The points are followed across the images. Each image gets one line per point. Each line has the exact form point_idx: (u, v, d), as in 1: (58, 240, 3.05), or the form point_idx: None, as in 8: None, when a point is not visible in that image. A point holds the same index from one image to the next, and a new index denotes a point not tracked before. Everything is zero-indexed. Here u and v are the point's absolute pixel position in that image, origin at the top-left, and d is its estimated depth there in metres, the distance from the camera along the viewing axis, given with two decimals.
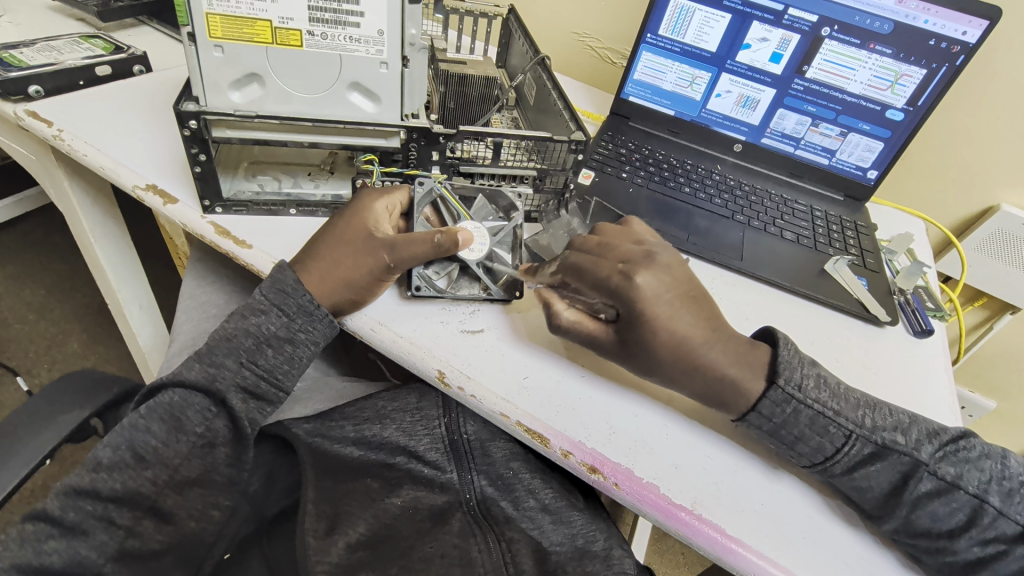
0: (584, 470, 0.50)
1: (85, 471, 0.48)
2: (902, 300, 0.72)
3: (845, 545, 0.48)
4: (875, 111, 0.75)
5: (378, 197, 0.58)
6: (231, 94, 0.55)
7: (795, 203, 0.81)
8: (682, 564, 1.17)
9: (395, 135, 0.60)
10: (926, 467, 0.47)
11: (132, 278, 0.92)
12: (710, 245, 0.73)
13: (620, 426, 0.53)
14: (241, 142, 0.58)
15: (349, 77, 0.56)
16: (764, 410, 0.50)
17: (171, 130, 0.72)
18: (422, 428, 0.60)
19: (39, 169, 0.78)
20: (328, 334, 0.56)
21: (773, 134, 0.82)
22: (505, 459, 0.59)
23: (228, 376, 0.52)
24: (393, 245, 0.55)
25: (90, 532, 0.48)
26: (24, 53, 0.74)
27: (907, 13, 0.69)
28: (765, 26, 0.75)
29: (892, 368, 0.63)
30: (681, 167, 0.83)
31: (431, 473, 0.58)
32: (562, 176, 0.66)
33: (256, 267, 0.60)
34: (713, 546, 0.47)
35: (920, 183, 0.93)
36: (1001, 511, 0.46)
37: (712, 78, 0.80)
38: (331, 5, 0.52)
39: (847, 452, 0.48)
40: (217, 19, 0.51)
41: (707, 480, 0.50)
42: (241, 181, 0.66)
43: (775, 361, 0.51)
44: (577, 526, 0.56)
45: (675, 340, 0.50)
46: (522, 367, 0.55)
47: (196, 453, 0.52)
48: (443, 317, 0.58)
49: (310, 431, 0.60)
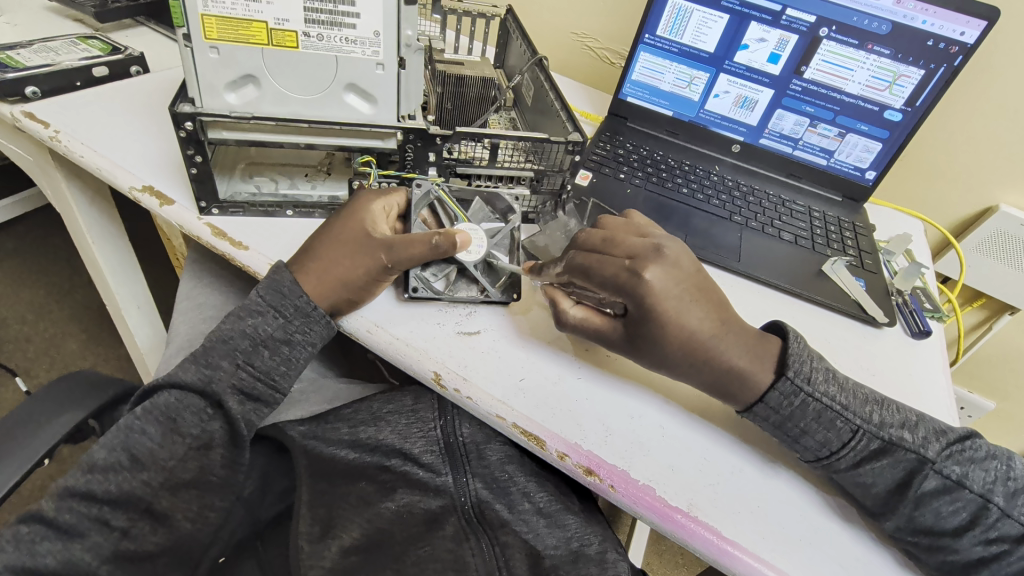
0: (579, 471, 0.49)
1: (80, 473, 0.48)
2: (900, 301, 0.71)
3: (842, 545, 0.48)
4: (874, 111, 0.75)
5: (375, 197, 0.59)
6: (227, 95, 0.55)
7: (794, 204, 0.81)
8: (682, 564, 1.17)
9: (392, 137, 0.60)
10: (932, 465, 0.46)
11: (131, 279, 0.92)
12: (709, 246, 0.73)
13: (617, 427, 0.52)
14: (237, 142, 0.57)
15: (345, 78, 0.56)
16: (771, 401, 0.50)
17: (169, 131, 0.72)
18: (417, 430, 0.60)
19: (36, 169, 0.78)
20: (326, 335, 0.56)
21: (772, 134, 0.82)
22: (500, 462, 0.59)
23: (224, 377, 0.52)
24: (390, 246, 0.55)
25: (85, 533, 0.48)
26: (22, 54, 0.74)
27: (906, 14, 0.69)
28: (763, 27, 0.74)
29: (889, 368, 0.63)
30: (680, 167, 0.83)
31: (427, 476, 0.57)
32: (559, 178, 0.66)
33: (251, 268, 0.60)
34: (708, 547, 0.46)
35: (919, 183, 0.93)
36: (1005, 511, 0.46)
37: (711, 78, 0.80)
38: (327, 7, 0.52)
39: (853, 448, 0.48)
40: (212, 19, 0.51)
41: (704, 481, 0.50)
42: (239, 182, 0.66)
43: (785, 353, 0.51)
44: (572, 529, 0.56)
45: (674, 341, 0.50)
46: (519, 369, 0.55)
47: (192, 455, 0.52)
48: (440, 318, 0.58)
49: (306, 433, 0.61)
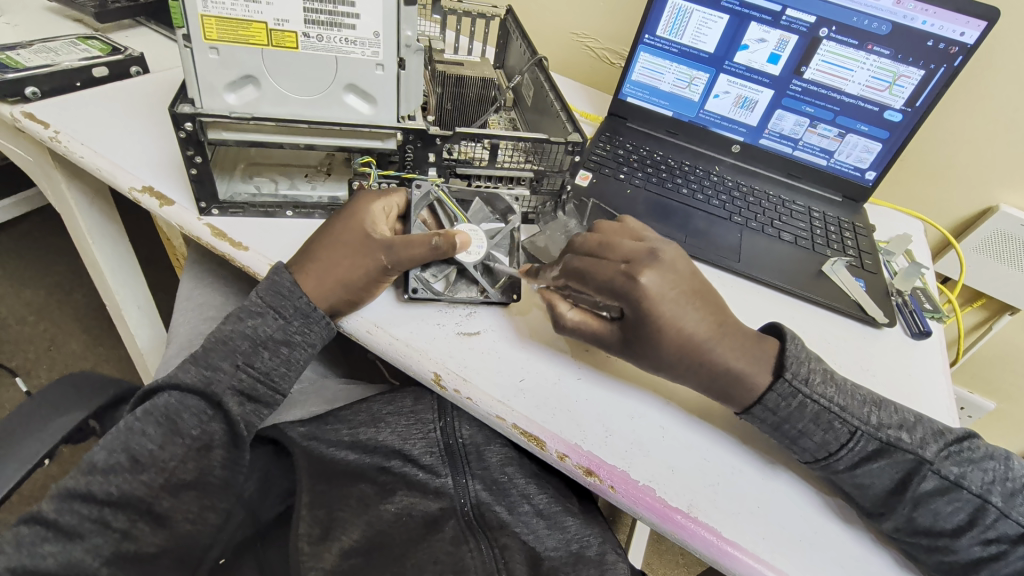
0: (579, 472, 0.49)
1: (80, 474, 0.49)
2: (900, 301, 0.71)
3: (842, 546, 0.48)
4: (874, 111, 0.75)
5: (375, 198, 0.59)
6: (227, 95, 0.55)
7: (793, 204, 0.81)
8: (683, 564, 1.17)
9: (391, 137, 0.60)
10: (930, 465, 0.47)
11: (131, 279, 0.92)
12: (709, 246, 0.73)
13: (617, 428, 0.52)
14: (237, 143, 0.57)
15: (345, 78, 0.56)
16: (770, 402, 0.50)
17: (169, 132, 0.72)
18: (416, 432, 0.60)
19: (36, 170, 0.78)
20: (326, 336, 0.56)
21: (772, 134, 0.82)
22: (500, 464, 0.59)
23: (224, 378, 0.52)
24: (390, 246, 0.55)
25: (85, 535, 0.48)
26: (22, 54, 0.74)
27: (906, 14, 0.69)
28: (763, 27, 0.74)
29: (888, 369, 0.63)
30: (679, 167, 0.83)
31: (427, 477, 0.57)
32: (558, 178, 0.66)
33: (252, 269, 0.60)
34: (708, 548, 0.46)
35: (919, 183, 0.93)
36: (1003, 512, 0.45)
37: (710, 78, 0.80)
38: (326, 7, 0.52)
39: (852, 449, 0.48)
40: (212, 20, 0.51)
41: (704, 482, 0.50)
42: (239, 183, 0.66)
43: (782, 354, 0.51)
44: (572, 531, 0.57)
45: (673, 343, 0.50)
46: (519, 369, 0.55)
47: (191, 456, 0.52)
48: (440, 318, 0.58)
49: (306, 434, 0.60)
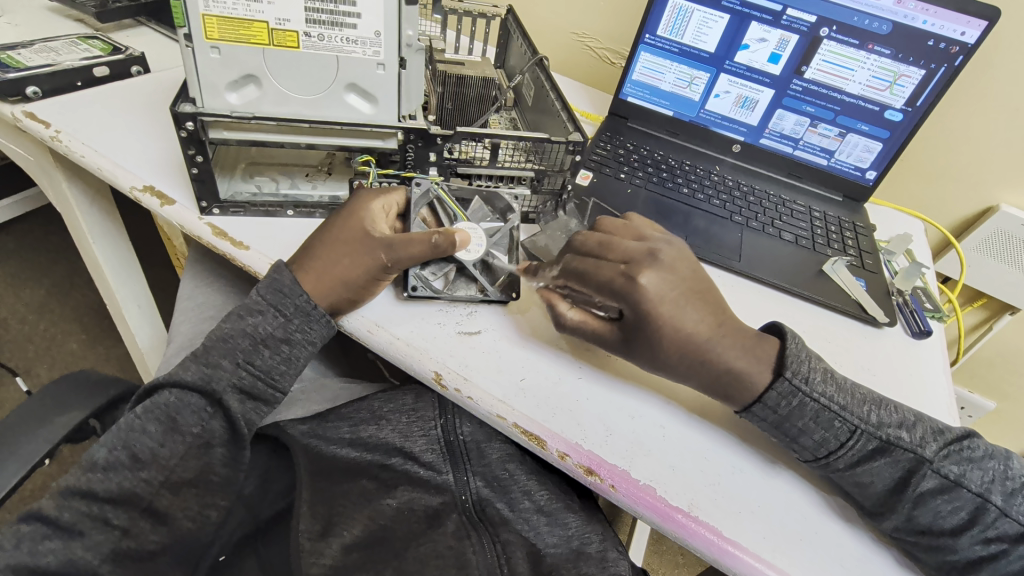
0: (580, 471, 0.49)
1: (81, 472, 0.49)
2: (901, 301, 0.71)
3: (842, 545, 0.48)
4: (875, 111, 0.75)
5: (375, 196, 0.58)
6: (228, 95, 0.55)
7: (794, 204, 0.81)
8: (682, 564, 1.17)
9: (393, 136, 0.60)
10: (930, 464, 0.47)
11: (131, 278, 0.92)
12: (710, 246, 0.73)
13: (617, 428, 0.52)
14: (238, 142, 0.58)
15: (346, 78, 0.56)
16: (770, 401, 0.49)
17: (169, 131, 0.72)
18: (417, 429, 0.60)
19: (37, 169, 0.78)
20: (326, 335, 0.56)
21: (772, 134, 0.82)
22: (500, 461, 0.60)
23: (224, 376, 0.52)
24: (390, 245, 0.55)
25: (85, 532, 0.48)
26: (22, 53, 0.74)
27: (907, 14, 0.69)
28: (764, 27, 0.75)
29: (890, 369, 0.63)
30: (680, 167, 0.83)
31: (427, 475, 0.58)
32: (559, 177, 0.65)
33: (253, 268, 0.60)
34: (709, 547, 0.46)
35: (920, 183, 0.93)
36: (1003, 511, 0.45)
37: (711, 78, 0.80)
38: (327, 7, 0.52)
39: (851, 447, 0.48)
40: (213, 19, 0.51)
41: (703, 481, 0.50)
42: (239, 182, 0.66)
43: (782, 353, 0.51)
44: (572, 527, 0.57)
45: (674, 342, 0.50)
46: (519, 369, 0.55)
47: (192, 453, 0.52)
48: (441, 318, 0.58)
49: (306, 432, 0.60)
